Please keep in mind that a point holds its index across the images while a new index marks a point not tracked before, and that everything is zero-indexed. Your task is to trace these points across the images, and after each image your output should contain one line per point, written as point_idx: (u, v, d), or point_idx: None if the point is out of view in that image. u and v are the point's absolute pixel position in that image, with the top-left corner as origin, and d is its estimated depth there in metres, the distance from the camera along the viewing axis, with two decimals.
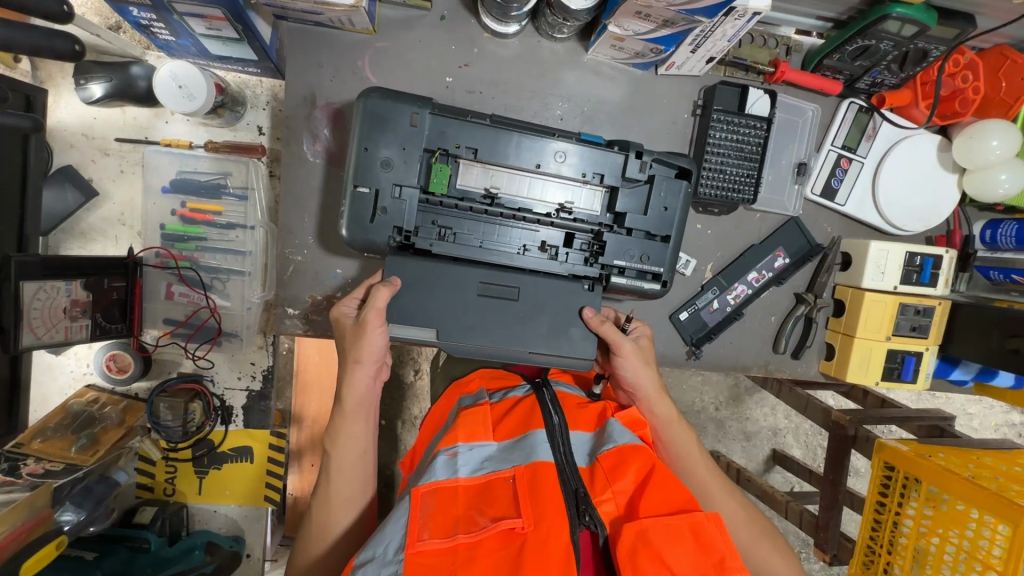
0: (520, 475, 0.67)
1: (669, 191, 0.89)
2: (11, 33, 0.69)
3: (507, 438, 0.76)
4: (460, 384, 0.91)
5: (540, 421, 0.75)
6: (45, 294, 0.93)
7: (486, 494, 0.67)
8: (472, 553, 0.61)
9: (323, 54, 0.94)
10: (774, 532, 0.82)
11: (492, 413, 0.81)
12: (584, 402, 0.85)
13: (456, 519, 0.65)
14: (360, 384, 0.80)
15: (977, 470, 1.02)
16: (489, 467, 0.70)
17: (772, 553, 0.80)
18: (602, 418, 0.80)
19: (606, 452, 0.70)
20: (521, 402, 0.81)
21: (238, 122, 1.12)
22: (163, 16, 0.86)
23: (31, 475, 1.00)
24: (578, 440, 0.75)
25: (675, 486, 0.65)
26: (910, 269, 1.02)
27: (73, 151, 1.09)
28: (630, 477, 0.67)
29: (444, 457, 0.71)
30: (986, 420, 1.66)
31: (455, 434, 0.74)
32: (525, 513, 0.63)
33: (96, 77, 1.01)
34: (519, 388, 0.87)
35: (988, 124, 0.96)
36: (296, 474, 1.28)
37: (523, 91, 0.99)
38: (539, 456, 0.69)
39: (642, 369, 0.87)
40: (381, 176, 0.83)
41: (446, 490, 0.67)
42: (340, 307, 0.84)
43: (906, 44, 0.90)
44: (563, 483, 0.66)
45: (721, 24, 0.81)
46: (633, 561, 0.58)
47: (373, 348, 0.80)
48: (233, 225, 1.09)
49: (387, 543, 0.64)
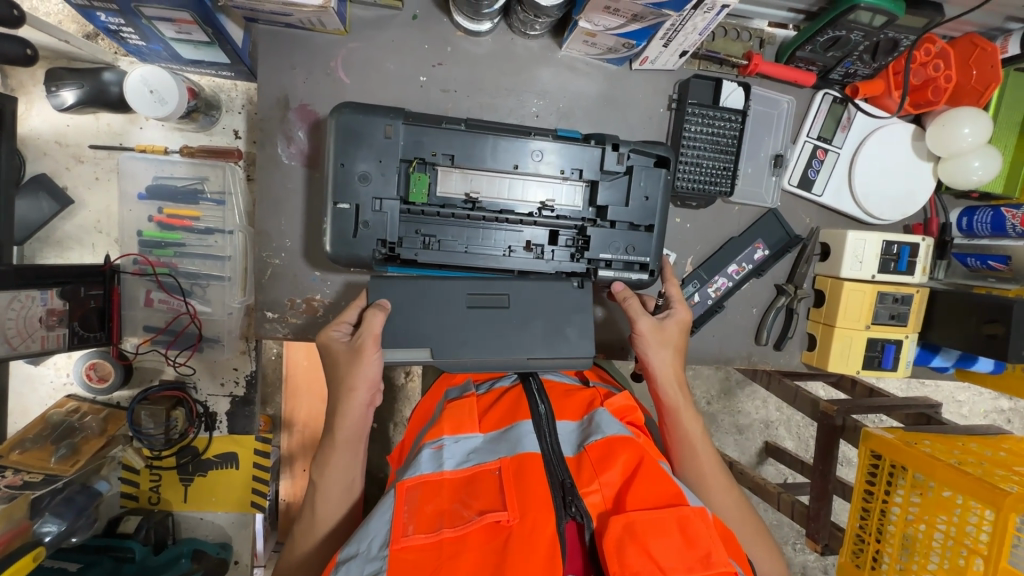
0: (506, 466, 0.67)
1: (649, 180, 0.89)
2: None
3: (493, 429, 0.76)
4: (445, 376, 0.91)
5: (526, 410, 0.76)
6: (20, 304, 0.91)
7: (473, 485, 0.66)
8: (456, 548, 0.60)
9: (296, 56, 0.93)
10: (762, 528, 0.81)
11: (478, 404, 0.83)
12: (572, 389, 0.85)
13: (441, 514, 0.64)
14: (354, 414, 0.78)
15: (962, 456, 1.02)
16: (475, 459, 0.70)
17: (761, 551, 0.79)
18: (589, 406, 0.79)
19: (594, 442, 0.70)
20: (508, 393, 0.83)
21: (214, 126, 1.11)
22: (131, 21, 0.85)
23: (8, 487, 0.98)
24: (564, 430, 0.75)
25: (664, 480, 0.65)
26: (887, 258, 1.03)
27: (46, 159, 1.08)
28: (617, 468, 0.67)
29: (429, 450, 0.71)
30: (975, 407, 1.68)
31: (441, 427, 0.74)
32: (511, 506, 0.62)
33: (68, 84, 1.00)
34: (506, 378, 0.89)
35: (959, 113, 0.96)
36: (288, 480, 1.31)
37: (498, 90, 0.99)
38: (525, 446, 0.69)
39: (658, 352, 0.87)
40: (361, 190, 0.83)
41: (431, 484, 0.67)
42: (330, 331, 0.82)
43: (876, 35, 0.91)
44: (550, 474, 0.66)
45: (691, 17, 0.82)
46: (619, 552, 0.57)
47: (368, 375, 0.79)
48: (212, 229, 1.08)
49: (372, 539, 0.63)
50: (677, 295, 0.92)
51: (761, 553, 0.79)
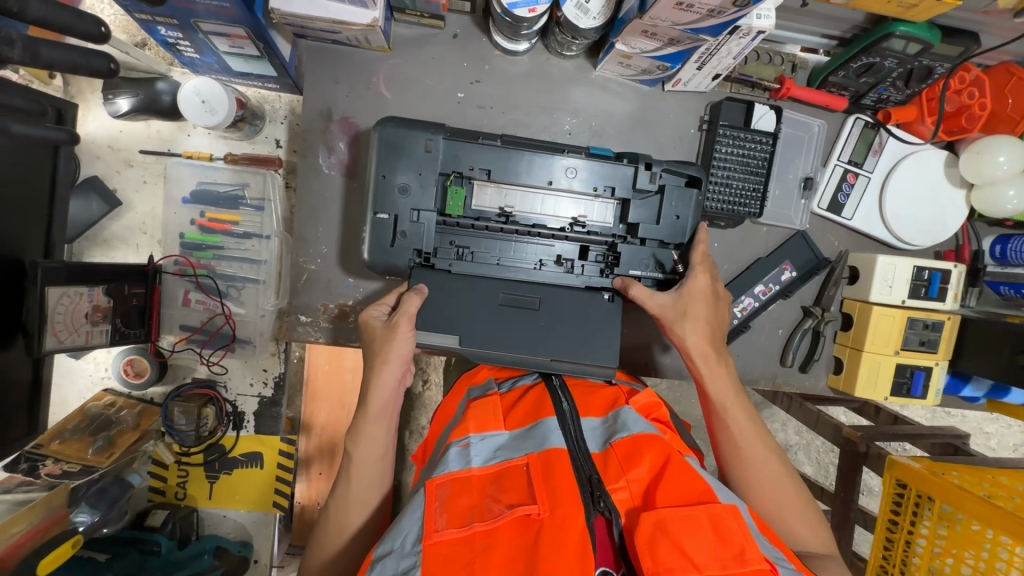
0: (534, 462, 0.68)
1: (680, 200, 0.91)
2: (57, 54, 0.65)
3: (519, 426, 0.77)
4: (469, 374, 0.93)
5: (550, 408, 0.77)
6: (69, 299, 0.96)
7: (501, 481, 0.68)
8: (488, 542, 0.61)
9: (340, 70, 0.97)
10: (803, 500, 0.80)
11: (502, 402, 0.85)
12: (596, 386, 0.87)
13: (471, 509, 0.65)
14: (385, 387, 0.80)
15: (991, 489, 1.00)
16: (503, 455, 0.71)
17: (801, 524, 0.78)
18: (614, 403, 0.81)
19: (620, 439, 0.71)
20: (531, 391, 0.85)
21: (257, 135, 1.15)
22: (189, 34, 0.90)
23: (50, 475, 1.04)
24: (589, 426, 0.77)
25: (693, 477, 0.64)
26: (918, 283, 1.02)
27: (98, 163, 1.13)
28: (645, 465, 0.67)
29: (456, 448, 0.72)
30: (1004, 440, 1.63)
31: (467, 425, 0.75)
32: (541, 500, 0.63)
33: (123, 92, 1.06)
34: (527, 376, 0.91)
35: (993, 140, 0.96)
36: (304, 483, 1.26)
37: (533, 107, 1.01)
38: (552, 442, 0.70)
39: (685, 327, 0.87)
40: (399, 201, 0.86)
41: (460, 480, 0.68)
42: (370, 311, 0.85)
43: (911, 62, 0.91)
44: (577, 470, 0.67)
45: (726, 42, 0.83)
46: (652, 549, 0.57)
47: (401, 352, 0.81)
48: (250, 234, 1.12)
49: (405, 536, 0.64)
50: (699, 261, 0.90)
51: (801, 526, 0.78)
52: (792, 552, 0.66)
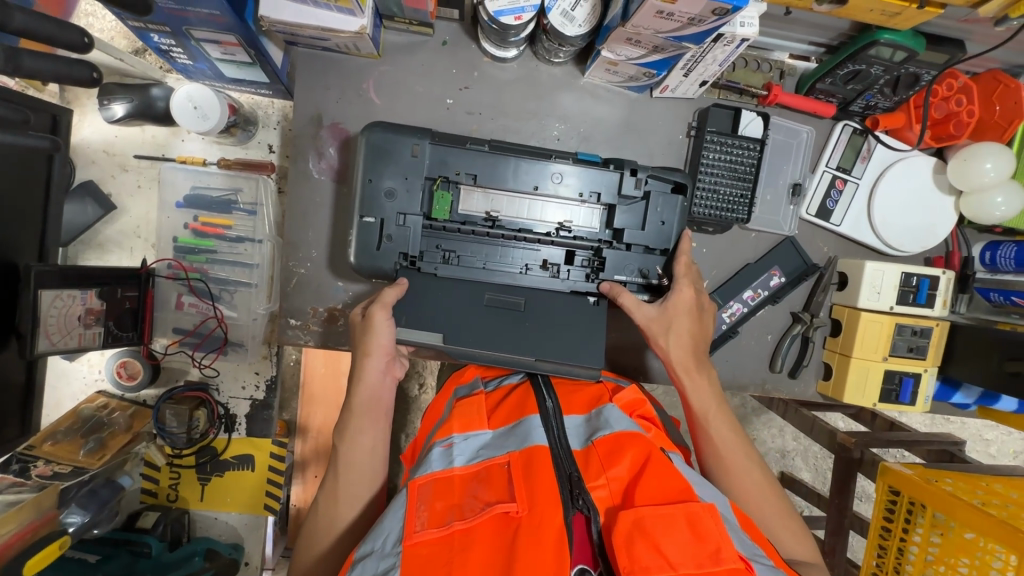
0: (515, 460, 0.68)
1: (665, 206, 0.91)
2: (46, 65, 0.68)
3: (502, 425, 0.77)
4: (457, 373, 0.93)
5: (534, 406, 0.78)
6: (62, 302, 0.97)
7: (482, 480, 0.68)
8: (466, 540, 0.61)
9: (331, 77, 0.98)
10: (787, 510, 0.80)
11: (487, 401, 0.85)
12: (581, 386, 0.88)
13: (451, 508, 0.65)
14: (371, 378, 0.82)
15: (985, 497, 1.00)
16: (485, 454, 0.72)
17: (786, 534, 0.78)
18: (598, 401, 0.81)
19: (602, 437, 0.71)
20: (515, 390, 0.85)
21: (250, 141, 1.17)
22: (181, 42, 0.92)
23: (40, 476, 1.05)
24: (572, 424, 0.77)
25: (672, 476, 0.64)
26: (906, 290, 1.02)
27: (94, 167, 1.15)
28: (625, 463, 0.67)
29: (439, 448, 0.73)
30: (1004, 447, 1.62)
31: (450, 425, 0.76)
32: (520, 497, 0.64)
33: (118, 98, 1.07)
34: (513, 375, 0.92)
35: (981, 147, 0.97)
36: (299, 485, 1.28)
37: (522, 113, 1.02)
38: (534, 440, 0.70)
39: (669, 339, 0.88)
40: (386, 205, 0.87)
41: (442, 480, 0.68)
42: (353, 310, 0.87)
43: (897, 69, 0.92)
44: (557, 467, 0.67)
45: (710, 49, 0.84)
46: (628, 549, 0.57)
47: (382, 343, 0.82)
48: (242, 238, 1.13)
49: (385, 537, 0.64)
50: (682, 273, 0.90)
51: (785, 535, 0.78)
52: (770, 547, 0.66)
